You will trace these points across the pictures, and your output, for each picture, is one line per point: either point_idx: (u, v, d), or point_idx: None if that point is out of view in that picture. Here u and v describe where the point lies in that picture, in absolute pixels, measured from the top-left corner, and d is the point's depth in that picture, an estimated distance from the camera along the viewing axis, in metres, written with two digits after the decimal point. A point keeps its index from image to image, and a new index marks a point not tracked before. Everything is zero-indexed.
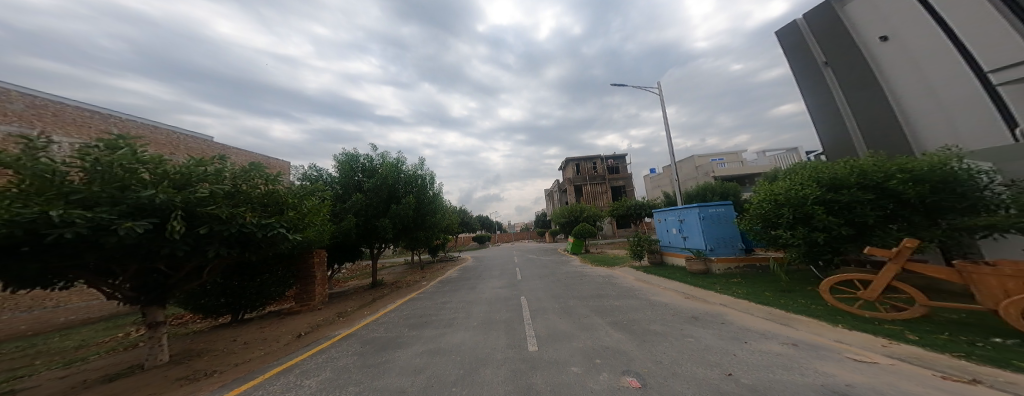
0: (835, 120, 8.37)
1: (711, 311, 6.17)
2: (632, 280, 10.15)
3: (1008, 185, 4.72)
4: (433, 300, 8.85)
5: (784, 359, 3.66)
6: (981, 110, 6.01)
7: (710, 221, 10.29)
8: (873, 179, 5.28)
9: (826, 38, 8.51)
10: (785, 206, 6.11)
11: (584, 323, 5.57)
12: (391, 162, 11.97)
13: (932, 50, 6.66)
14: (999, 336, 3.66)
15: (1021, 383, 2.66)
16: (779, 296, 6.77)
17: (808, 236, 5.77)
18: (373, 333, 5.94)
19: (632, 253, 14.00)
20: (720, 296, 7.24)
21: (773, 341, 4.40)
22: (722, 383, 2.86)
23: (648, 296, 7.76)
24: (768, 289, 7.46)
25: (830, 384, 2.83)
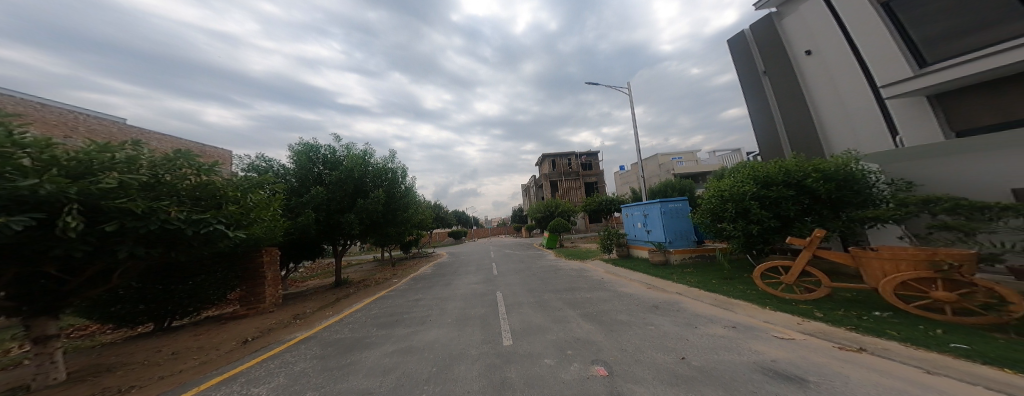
0: (769, 124, 9.44)
1: (669, 300, 6.67)
2: (601, 273, 10.63)
3: (889, 183, 5.63)
4: (403, 298, 8.53)
5: (726, 341, 4.07)
6: (873, 120, 7.04)
7: (669, 216, 11.08)
8: (795, 177, 6.00)
9: (767, 50, 9.43)
10: (729, 202, 6.71)
11: (554, 317, 5.70)
12: (357, 154, 11.19)
13: (841, 67, 7.65)
14: (878, 309, 4.39)
15: (891, 348, 3.23)
16: (724, 283, 7.50)
17: (746, 228, 6.42)
18: (335, 335, 5.57)
19: (601, 246, 14.65)
20: (677, 285, 7.85)
21: (717, 325, 4.88)
22: (676, 366, 3.10)
23: (613, 288, 8.20)
24: (714, 277, 8.25)
25: (761, 361, 3.20)
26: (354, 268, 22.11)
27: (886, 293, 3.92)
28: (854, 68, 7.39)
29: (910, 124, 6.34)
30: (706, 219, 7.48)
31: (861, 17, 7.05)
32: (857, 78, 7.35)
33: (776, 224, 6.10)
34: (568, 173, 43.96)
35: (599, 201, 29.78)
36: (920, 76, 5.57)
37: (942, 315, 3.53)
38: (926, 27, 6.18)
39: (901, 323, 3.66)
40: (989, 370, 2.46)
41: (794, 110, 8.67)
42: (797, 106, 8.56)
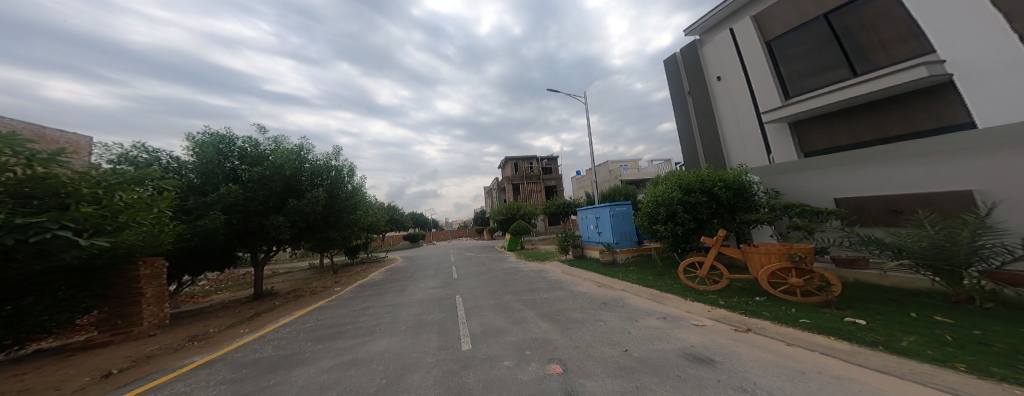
0: (689, 139, 10.59)
1: (614, 296, 7.09)
2: (558, 273, 10.87)
3: (764, 192, 6.78)
4: (346, 307, 7.61)
5: (658, 331, 4.46)
6: (757, 141, 8.36)
7: (617, 218, 11.90)
8: (705, 185, 6.91)
9: (690, 71, 10.43)
10: (661, 206, 7.41)
11: (514, 319, 5.38)
12: (288, 148, 9.79)
13: (737, 94, 8.86)
14: (758, 295, 5.28)
15: (767, 327, 3.88)
16: (657, 278, 8.28)
17: (673, 230, 7.15)
18: (250, 354, 4.68)
19: (559, 247, 15.04)
20: (622, 282, 8.40)
21: (651, 317, 5.35)
22: (621, 359, 3.26)
23: (569, 287, 8.45)
24: (650, 273, 9.07)
25: (684, 347, 3.56)
26: (292, 276, 19.40)
27: (761, 278, 4.62)
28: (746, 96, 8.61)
29: (787, 146, 7.59)
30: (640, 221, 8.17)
31: (754, 52, 8.27)
32: (747, 105, 8.62)
33: (691, 225, 6.95)
34: (529, 176, 44.43)
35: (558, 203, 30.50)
36: (790, 105, 6.83)
37: (795, 296, 4.32)
38: (791, 66, 7.59)
39: (773, 305, 4.42)
40: (821, 339, 3.07)
41: (708, 128, 9.83)
42: (709, 125, 9.74)
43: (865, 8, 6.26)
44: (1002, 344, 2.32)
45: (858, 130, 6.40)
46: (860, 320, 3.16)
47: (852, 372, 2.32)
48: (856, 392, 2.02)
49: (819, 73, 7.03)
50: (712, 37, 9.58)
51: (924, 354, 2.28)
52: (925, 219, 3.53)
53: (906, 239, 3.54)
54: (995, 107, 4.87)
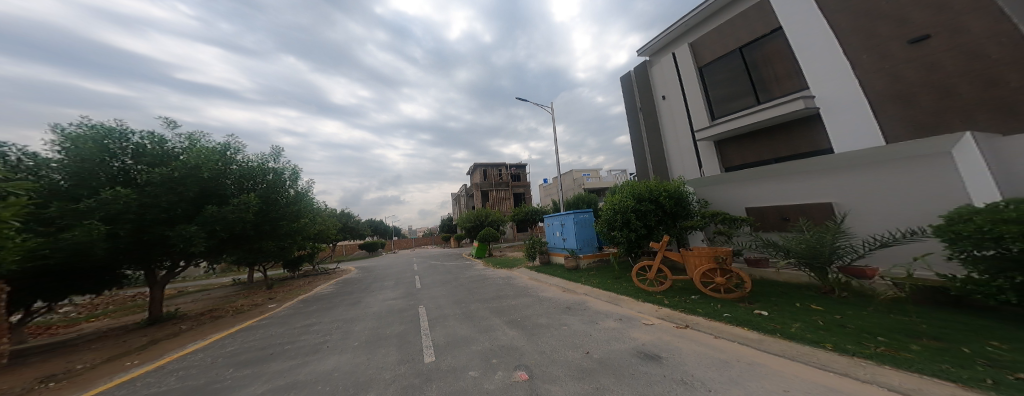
0: (640, 153, 11.06)
1: (578, 300, 6.96)
2: (525, 279, 10.86)
3: (698, 200, 7.40)
4: (287, 325, 6.77)
5: (616, 332, 4.59)
6: (692, 157, 9.10)
7: (581, 225, 12.36)
8: (653, 194, 7.36)
9: (642, 89, 10.81)
10: (616, 213, 7.74)
11: (487, 326, 4.82)
12: (208, 146, 7.31)
13: (676, 114, 9.46)
14: (694, 293, 5.91)
15: (701, 321, 4.30)
16: (615, 281, 8.65)
17: (627, 236, 7.53)
18: (153, 387, 3.87)
19: (527, 254, 15.00)
20: (585, 286, 8.54)
21: (611, 318, 5.54)
22: (581, 361, 3.30)
23: (533, 291, 8.40)
24: (609, 277, 9.49)
25: (639, 346, 3.72)
26: (213, 291, 16.09)
27: (696, 278, 5.10)
28: (684, 116, 9.25)
29: (714, 162, 8.50)
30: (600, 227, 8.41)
31: (689, 75, 9.00)
32: (683, 125, 9.27)
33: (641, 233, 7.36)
34: (497, 183, 44.41)
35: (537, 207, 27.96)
36: (719, 124, 7.69)
37: (721, 294, 4.88)
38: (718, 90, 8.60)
39: (704, 302, 4.92)
40: (737, 329, 3.52)
41: (654, 143, 10.39)
42: (656, 140, 10.29)
43: (767, 45, 7.40)
44: (853, 325, 2.89)
45: (770, 149, 7.34)
46: (764, 311, 3.70)
47: (760, 358, 2.68)
48: (767, 376, 2.32)
49: (735, 98, 8.07)
50: (659, 59, 10.06)
51: (804, 337, 2.78)
52: (805, 226, 4.23)
53: (791, 242, 4.21)
54: (852, 137, 5.92)
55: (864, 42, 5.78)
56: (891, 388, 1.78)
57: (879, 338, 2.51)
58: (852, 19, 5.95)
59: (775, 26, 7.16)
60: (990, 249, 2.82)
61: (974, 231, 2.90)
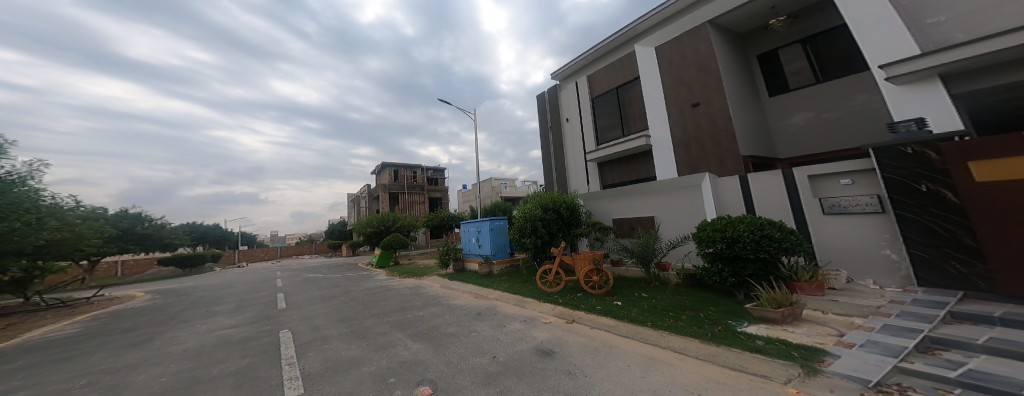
0: (548, 167, 12.11)
1: (488, 306, 6.96)
2: (436, 288, 10.21)
3: (589, 212, 8.09)
4: (44, 356, 4.44)
5: (520, 333, 4.47)
6: (585, 174, 10.48)
7: (496, 231, 12.70)
8: (556, 205, 7.69)
9: (551, 110, 11.97)
10: (525, 221, 7.86)
11: (380, 344, 4.22)
12: None
13: (575, 135, 10.81)
14: (579, 292, 6.83)
15: (584, 316, 4.88)
16: (523, 285, 9.01)
17: (534, 243, 7.73)
18: None
19: (440, 261, 14.11)
20: (496, 291, 8.64)
21: (516, 321, 5.38)
22: (486, 365, 3.18)
23: (442, 299, 7.91)
24: (517, 281, 9.84)
25: (541, 343, 3.80)
26: None
27: (578, 277, 5.89)
28: (580, 138, 10.59)
29: (599, 179, 10.05)
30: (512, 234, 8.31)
31: (585, 104, 10.38)
32: (580, 145, 10.61)
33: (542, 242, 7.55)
34: (411, 186, 41.31)
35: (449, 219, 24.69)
36: (604, 148, 9.20)
37: (594, 289, 5.85)
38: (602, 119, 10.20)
39: (584, 298, 5.70)
40: (601, 318, 4.21)
41: (559, 159, 11.54)
42: (560, 157, 11.47)
43: (629, 89, 9.18)
44: (660, 306, 3.92)
45: (635, 172, 9.08)
46: (619, 302, 4.59)
47: (617, 340, 3.28)
48: (620, 355, 2.88)
49: (610, 129, 9.71)
50: (566, 84, 11.36)
51: (635, 319, 3.64)
52: (639, 233, 5.62)
53: (633, 245, 5.48)
54: (667, 165, 7.88)
55: (675, 99, 7.70)
56: (677, 350, 2.63)
57: (670, 313, 3.57)
58: (668, 80, 7.87)
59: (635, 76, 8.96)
60: (710, 248, 4.23)
61: (715, 233, 4.15)
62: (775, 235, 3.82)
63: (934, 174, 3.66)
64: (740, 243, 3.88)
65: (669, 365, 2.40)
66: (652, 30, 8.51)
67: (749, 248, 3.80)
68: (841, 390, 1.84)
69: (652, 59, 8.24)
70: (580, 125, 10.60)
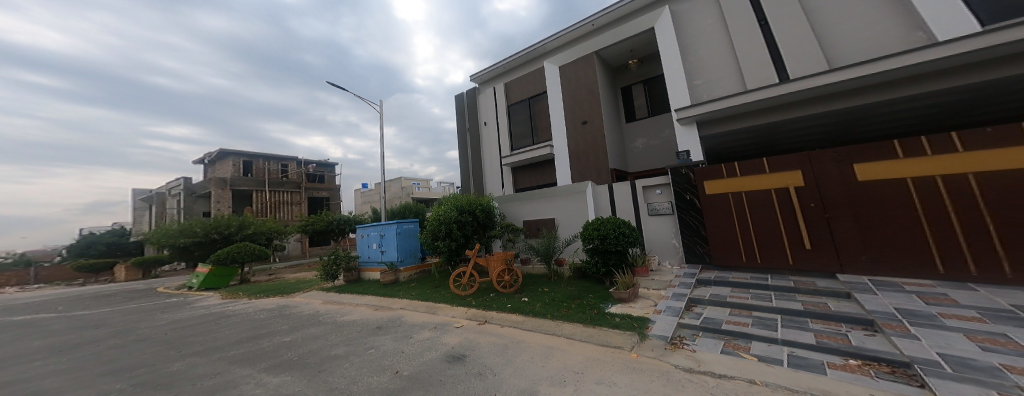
0: (462, 169, 12.11)
1: (391, 317, 6.38)
2: (321, 305, 8.62)
3: (502, 214, 8.36)
4: None
5: (428, 341, 4.29)
6: (497, 177, 10.95)
7: (404, 235, 11.72)
8: (471, 208, 7.68)
9: (467, 113, 12.06)
10: (439, 225, 7.48)
11: (225, 381, 3.23)
12: None
13: (490, 140, 11.20)
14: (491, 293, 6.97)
15: (495, 316, 5.00)
16: (433, 291, 8.60)
17: (447, 246, 7.40)
18: None
19: (326, 274, 11.37)
20: (402, 300, 7.98)
21: (425, 329, 5.13)
22: (386, 384, 2.89)
23: (334, 315, 6.81)
24: (427, 287, 9.34)
25: (452, 348, 3.74)
26: None
27: (492, 278, 6.01)
28: (495, 142, 11.01)
29: (511, 183, 10.65)
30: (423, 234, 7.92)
31: (501, 110, 10.85)
32: (494, 150, 11.02)
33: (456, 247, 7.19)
34: None
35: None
36: (514, 154, 9.82)
37: (504, 288, 6.11)
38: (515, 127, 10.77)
39: (496, 298, 5.86)
40: (510, 316, 4.40)
41: (474, 162, 11.70)
42: (475, 160, 11.64)
43: (537, 102, 10.05)
44: (552, 298, 4.42)
45: (541, 178, 9.99)
46: (527, 298, 4.95)
47: (520, 336, 3.51)
48: (523, 349, 3.11)
49: (522, 137, 10.40)
50: (483, 89, 11.64)
51: (537, 313, 4.00)
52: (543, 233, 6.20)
53: (538, 244, 6.03)
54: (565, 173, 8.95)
55: (572, 115, 8.80)
56: (568, 336, 3.00)
57: (565, 303, 4.08)
58: (567, 98, 8.93)
59: (541, 90, 9.89)
60: (591, 244, 5.02)
61: (592, 232, 4.96)
62: (630, 232, 4.95)
63: (690, 189, 5.60)
64: (608, 239, 4.80)
65: (562, 351, 2.71)
66: (557, 49, 9.39)
67: (614, 243, 4.77)
68: (656, 348, 2.51)
69: (558, 77, 9.24)
70: (496, 131, 11.01)
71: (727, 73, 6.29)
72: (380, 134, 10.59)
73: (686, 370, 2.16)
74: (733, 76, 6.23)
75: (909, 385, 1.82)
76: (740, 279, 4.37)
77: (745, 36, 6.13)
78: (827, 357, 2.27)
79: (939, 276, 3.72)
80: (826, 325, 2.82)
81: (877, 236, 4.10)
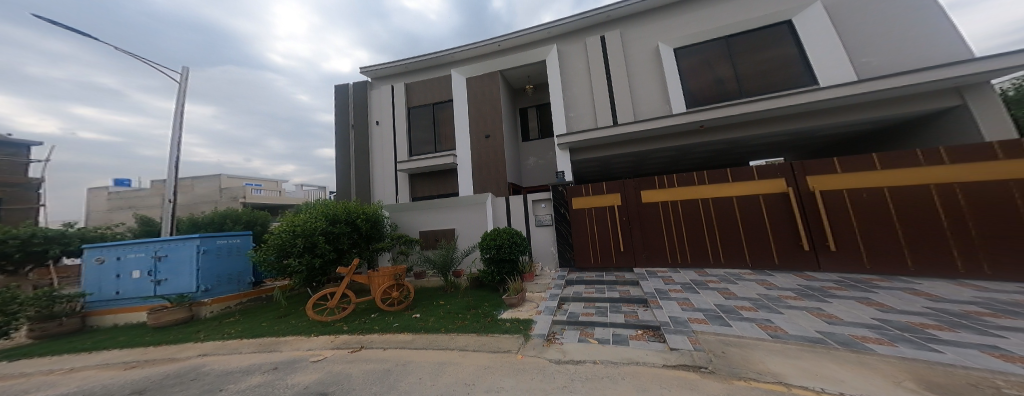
0: (342, 170, 10.43)
1: (178, 371, 3.65)
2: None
3: (391, 224, 7.51)
4: None
5: (266, 385, 3.15)
6: (389, 184, 10.02)
7: (218, 253, 6.38)
8: (351, 217, 6.44)
9: (354, 110, 10.61)
10: (299, 236, 5.66)
11: None
12: None
13: (383, 142, 10.20)
14: (371, 313, 5.58)
15: (376, 340, 4.18)
16: (278, 321, 5.35)
17: (310, 263, 5.70)
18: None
19: None
20: (203, 343, 4.54)
21: (253, 374, 3.42)
22: None
23: (58, 369, 3.96)
24: (266, 318, 5.61)
25: (308, 388, 2.96)
26: None
27: (375, 296, 5.28)
28: (390, 145, 10.11)
29: (406, 191, 9.88)
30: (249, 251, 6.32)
31: (401, 112, 10.09)
32: (388, 153, 10.10)
33: (304, 264, 5.64)
34: None
35: (47, 233, 7.18)
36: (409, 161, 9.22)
37: (390, 306, 5.44)
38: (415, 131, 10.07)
39: (378, 318, 5.11)
40: (397, 336, 3.94)
41: (361, 164, 10.31)
42: (361, 163, 10.28)
43: (440, 109, 9.85)
44: (438, 314, 4.25)
45: (440, 188, 9.75)
46: (418, 313, 4.63)
47: (406, 356, 3.21)
48: (409, 371, 2.85)
49: (424, 143, 9.93)
50: (378, 86, 10.60)
51: (429, 328, 3.82)
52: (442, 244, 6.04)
53: (435, 256, 5.79)
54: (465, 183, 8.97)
55: (477, 128, 9.04)
56: (461, 348, 2.96)
57: (462, 314, 4.02)
58: (472, 110, 9.18)
59: (445, 98, 9.75)
60: (488, 253, 5.21)
61: (490, 242, 5.18)
62: (523, 242, 5.38)
63: (565, 204, 6.59)
64: (502, 248, 5.10)
65: (454, 364, 2.65)
66: (463, 62, 9.60)
67: (506, 253, 5.10)
68: (536, 347, 2.77)
69: (463, 87, 9.41)
70: (392, 133, 10.13)
71: (585, 111, 7.86)
72: (176, 111, 7.84)
73: (559, 362, 2.47)
74: (588, 116, 7.85)
75: (661, 343, 2.73)
76: (591, 277, 5.39)
77: (594, 85, 7.79)
78: (626, 329, 3.10)
79: (669, 263, 5.86)
80: (629, 307, 3.80)
81: (653, 239, 5.98)
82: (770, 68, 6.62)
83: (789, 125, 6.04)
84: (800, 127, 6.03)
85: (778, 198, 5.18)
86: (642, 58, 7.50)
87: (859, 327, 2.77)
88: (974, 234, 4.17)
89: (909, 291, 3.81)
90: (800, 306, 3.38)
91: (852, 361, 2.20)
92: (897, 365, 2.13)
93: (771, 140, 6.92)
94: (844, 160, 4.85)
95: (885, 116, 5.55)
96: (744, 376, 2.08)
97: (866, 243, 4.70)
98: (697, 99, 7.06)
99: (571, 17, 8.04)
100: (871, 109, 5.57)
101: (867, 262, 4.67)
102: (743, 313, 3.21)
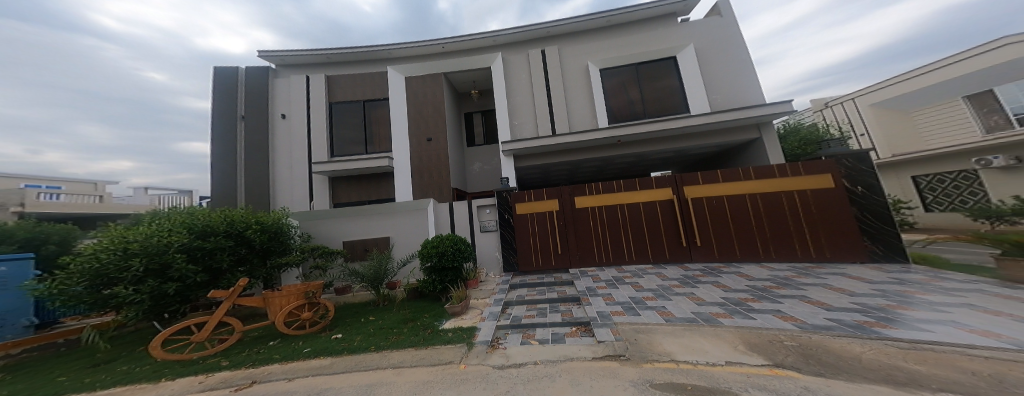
0: (232, 169, 8.52)
1: None
2: None
3: (300, 235, 6.39)
4: None
5: None
6: (303, 188, 8.63)
7: None
8: (236, 227, 5.18)
9: (250, 98, 8.85)
10: (137, 256, 4.24)
11: None
12: None
13: (294, 138, 8.79)
14: (271, 339, 4.37)
15: (279, 369, 3.23)
16: (91, 370, 3.63)
17: (157, 289, 4.29)
18: None
19: None
20: None
21: None
22: None
23: None
24: (64, 369, 3.75)
25: None
26: None
27: (275, 320, 4.26)
28: (303, 142, 8.77)
29: (325, 196, 8.65)
30: (32, 284, 4.37)
31: (320, 106, 8.87)
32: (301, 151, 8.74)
33: (149, 289, 4.24)
34: None
35: None
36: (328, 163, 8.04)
37: (298, 331, 4.43)
38: (338, 129, 8.93)
39: (283, 343, 4.08)
40: (310, 362, 3.27)
41: (260, 163, 8.63)
42: (260, 162, 8.61)
43: (370, 108, 9.01)
44: (360, 335, 3.69)
45: (366, 193, 8.84)
46: (339, 334, 3.98)
47: (322, 381, 2.76)
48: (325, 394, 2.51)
49: (352, 143, 8.89)
50: (287, 74, 9.17)
51: (357, 347, 3.34)
52: (373, 254, 5.41)
53: (365, 267, 5.17)
54: (403, 187, 8.30)
55: (416, 130, 8.54)
56: (396, 365, 2.72)
57: (395, 329, 3.66)
58: (411, 110, 8.66)
59: (375, 96, 8.98)
60: (429, 262, 4.93)
61: (431, 250, 4.89)
62: (467, 249, 5.22)
63: (508, 209, 6.74)
64: (446, 256, 4.87)
65: (387, 385, 2.40)
66: (402, 59, 9.07)
67: (451, 261, 4.90)
68: (480, 354, 2.72)
69: (399, 85, 8.81)
70: (305, 129, 8.82)
71: (527, 120, 8.27)
72: None
73: (501, 367, 2.48)
74: (530, 124, 8.28)
75: (591, 337, 3.00)
76: (534, 280, 5.56)
77: (535, 96, 8.27)
78: (561, 327, 3.32)
79: (595, 262, 6.50)
80: (565, 306, 4.07)
81: (582, 241, 6.56)
82: (665, 97, 8.04)
83: (673, 144, 7.42)
84: (682, 146, 7.46)
85: (666, 204, 6.24)
86: (573, 77, 8.31)
87: (713, 305, 3.56)
88: (777, 232, 5.75)
89: (738, 274, 5.01)
90: (682, 292, 4.17)
91: (712, 334, 2.81)
92: (737, 332, 2.82)
93: (666, 155, 8.41)
94: (705, 174, 6.13)
95: (728, 142, 7.31)
96: (651, 359, 2.44)
97: (718, 240, 6.04)
98: (617, 116, 8.12)
99: (514, 29, 8.44)
100: (728, 133, 7.23)
101: (731, 253, 5.97)
102: (648, 303, 3.77)
